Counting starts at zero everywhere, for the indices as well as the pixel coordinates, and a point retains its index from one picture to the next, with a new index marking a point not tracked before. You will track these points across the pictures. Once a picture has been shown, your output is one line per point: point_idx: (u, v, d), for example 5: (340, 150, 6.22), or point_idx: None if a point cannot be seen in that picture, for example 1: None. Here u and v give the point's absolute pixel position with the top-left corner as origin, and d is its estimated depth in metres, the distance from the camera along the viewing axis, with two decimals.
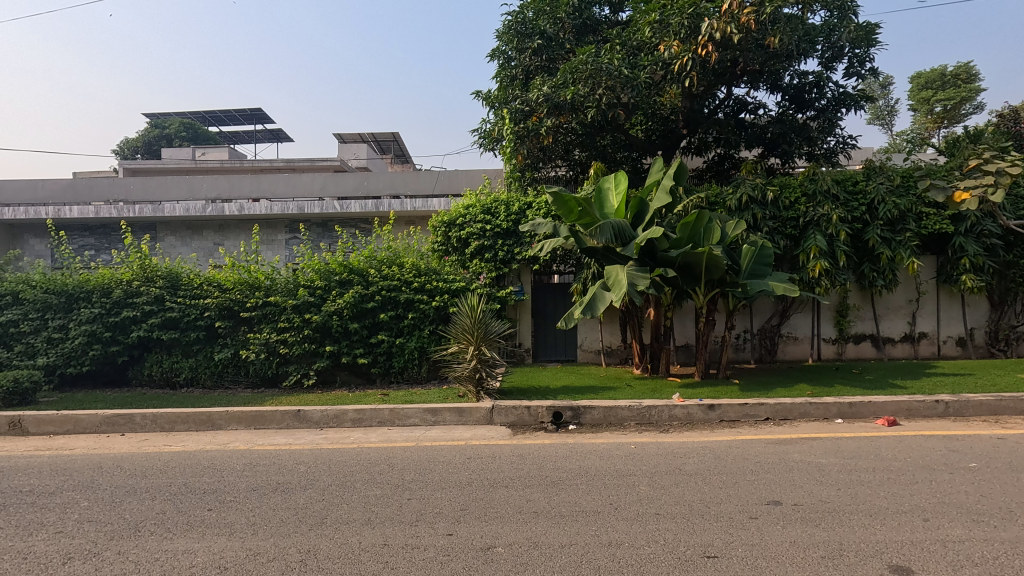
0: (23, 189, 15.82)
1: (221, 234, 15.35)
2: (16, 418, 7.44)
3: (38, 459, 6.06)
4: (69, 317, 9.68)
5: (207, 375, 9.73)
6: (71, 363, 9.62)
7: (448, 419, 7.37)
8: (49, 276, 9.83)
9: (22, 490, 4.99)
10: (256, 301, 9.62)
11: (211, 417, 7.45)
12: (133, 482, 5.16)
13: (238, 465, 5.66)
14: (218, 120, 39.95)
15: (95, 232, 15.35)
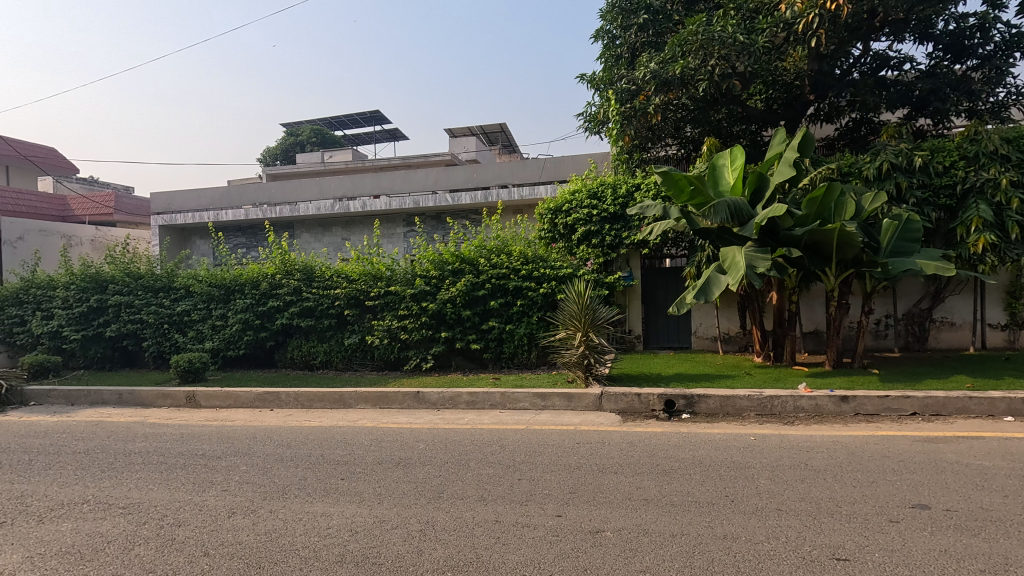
0: (190, 197, 18.36)
1: (347, 229, 16.72)
2: (191, 393, 8.76)
3: (208, 428, 7.10)
4: (228, 306, 11.14)
5: (339, 358, 10.71)
6: (230, 346, 11.07)
7: (558, 404, 7.45)
8: (212, 272, 11.38)
9: (197, 453, 5.89)
10: (378, 291, 10.39)
11: (342, 397, 8.21)
12: (280, 451, 5.86)
13: (366, 441, 6.21)
14: (342, 123, 43.29)
15: (245, 232, 17.42)
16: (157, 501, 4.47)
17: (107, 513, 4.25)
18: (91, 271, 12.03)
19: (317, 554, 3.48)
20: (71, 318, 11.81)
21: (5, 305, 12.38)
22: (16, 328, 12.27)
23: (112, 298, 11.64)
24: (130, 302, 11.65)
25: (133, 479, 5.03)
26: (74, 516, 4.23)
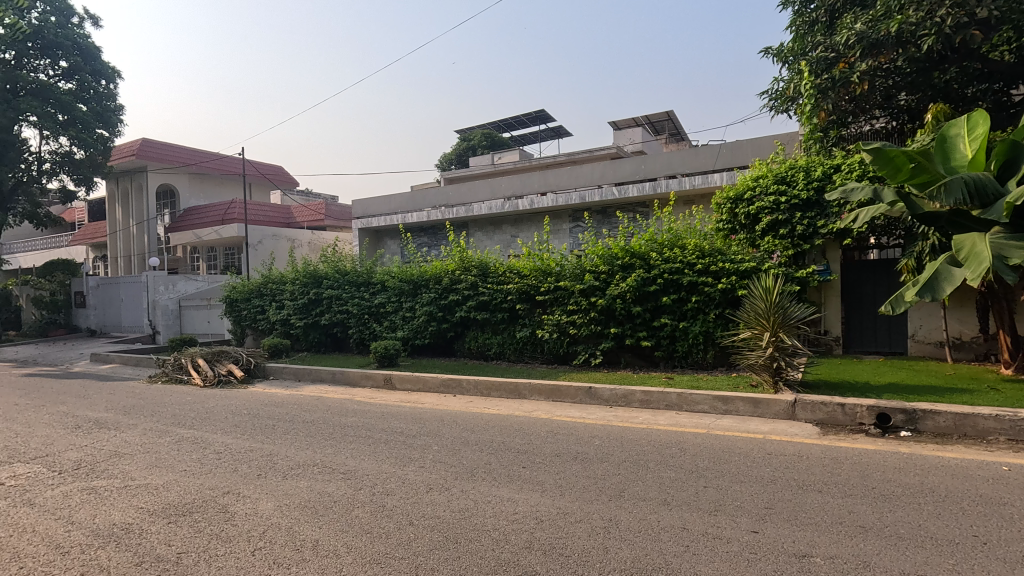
0: (383, 202, 20.67)
1: (517, 227, 17.42)
2: (388, 376, 9.87)
3: (403, 408, 7.93)
4: (415, 299, 12.33)
5: (511, 350, 11.21)
6: (417, 335, 12.25)
7: (742, 409, 6.89)
8: (402, 268, 12.67)
9: (397, 430, 6.60)
10: (549, 286, 10.62)
11: (517, 387, 8.56)
12: (465, 435, 6.30)
13: (543, 432, 6.38)
14: (509, 126, 45.21)
15: (427, 232, 19.10)
16: (369, 470, 5.10)
17: (332, 476, 4.96)
18: (311, 269, 14.28)
19: (507, 537, 3.65)
20: (297, 308, 14.11)
21: (251, 297, 15.24)
22: (259, 316, 15.01)
23: (326, 291, 13.64)
24: (340, 295, 13.51)
25: (349, 449, 5.81)
26: (308, 475, 5.02)
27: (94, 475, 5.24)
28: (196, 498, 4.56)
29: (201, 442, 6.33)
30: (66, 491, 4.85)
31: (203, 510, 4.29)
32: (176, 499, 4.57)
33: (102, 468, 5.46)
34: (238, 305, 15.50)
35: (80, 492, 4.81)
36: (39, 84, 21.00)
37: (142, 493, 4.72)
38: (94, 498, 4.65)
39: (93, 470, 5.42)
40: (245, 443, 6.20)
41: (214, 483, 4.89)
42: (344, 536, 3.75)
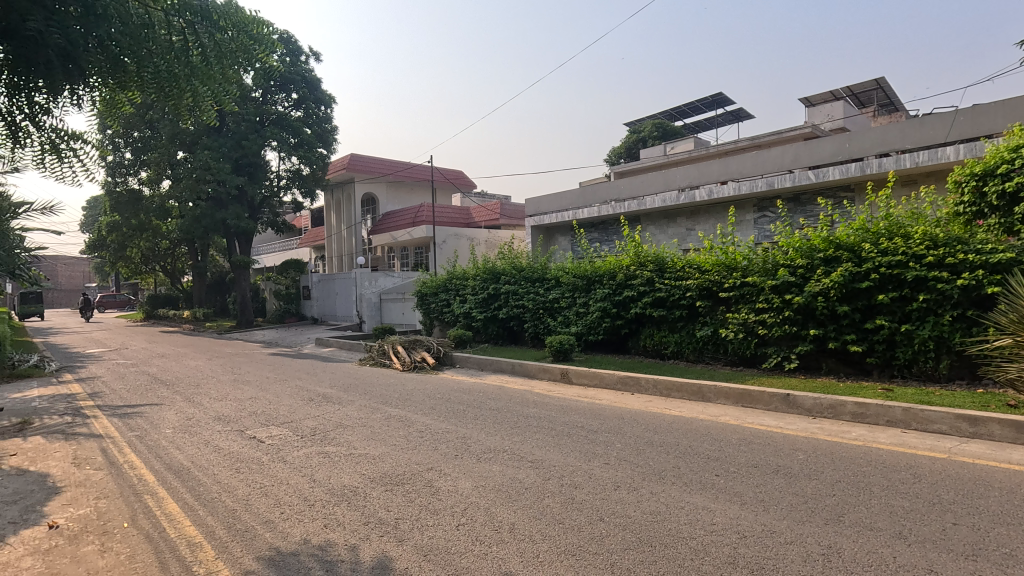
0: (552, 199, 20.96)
1: (693, 219, 16.51)
2: (564, 370, 10.04)
3: (582, 404, 7.98)
4: (589, 295, 12.32)
5: (690, 349, 10.63)
6: (591, 331, 12.23)
7: (998, 433, 5.59)
8: (576, 264, 12.77)
9: (577, 424, 6.66)
10: (734, 282, 9.80)
11: (701, 389, 8.06)
12: (648, 435, 6.11)
13: (734, 439, 5.91)
14: (682, 113, 42.96)
15: (598, 228, 18.97)
16: (555, 462, 5.20)
17: (521, 464, 5.17)
18: (490, 265, 15.17)
19: (707, 549, 3.43)
20: (478, 302, 15.09)
21: (439, 291, 16.68)
22: (445, 309, 16.38)
23: (504, 286, 14.35)
24: (516, 291, 14.12)
25: (534, 439, 6.01)
26: (499, 460, 5.30)
27: (326, 442, 6.17)
28: (406, 471, 5.10)
29: (405, 421, 7.08)
30: (307, 453, 5.78)
31: (413, 483, 4.77)
32: (390, 469, 5.16)
33: (332, 437, 6.41)
34: (428, 299, 17.04)
35: (318, 455, 5.70)
36: (279, 115, 25.48)
37: (363, 461, 5.42)
38: (328, 461, 5.47)
39: (326, 437, 6.39)
40: (441, 425, 6.78)
41: (419, 459, 5.42)
42: (538, 524, 3.86)
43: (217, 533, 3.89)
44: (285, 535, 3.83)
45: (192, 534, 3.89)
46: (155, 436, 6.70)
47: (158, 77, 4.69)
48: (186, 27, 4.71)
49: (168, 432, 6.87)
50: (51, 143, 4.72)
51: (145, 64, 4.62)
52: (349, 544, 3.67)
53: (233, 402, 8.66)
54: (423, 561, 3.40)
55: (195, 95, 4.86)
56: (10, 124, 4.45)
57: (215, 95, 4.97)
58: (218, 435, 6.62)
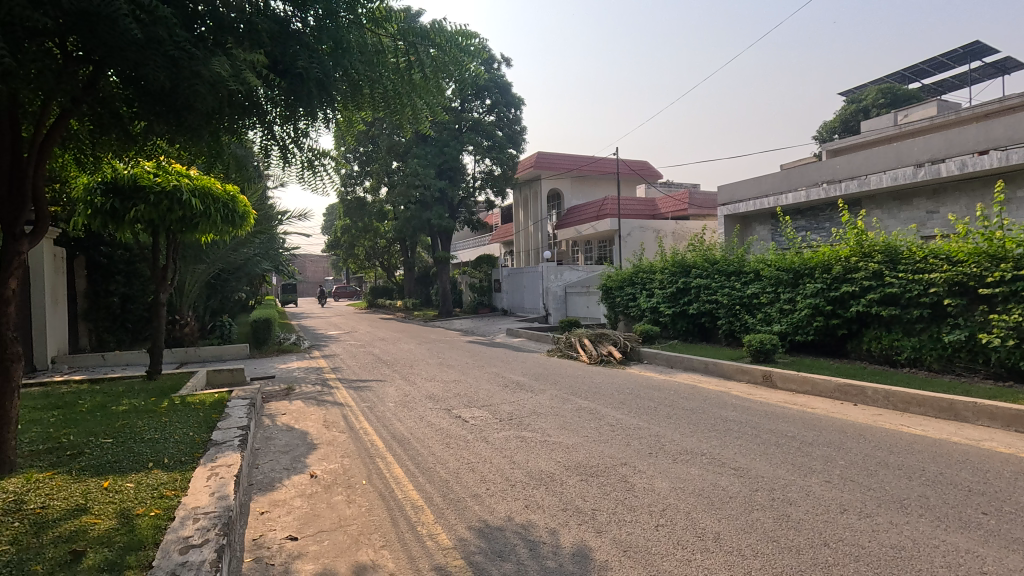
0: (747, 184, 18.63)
1: (935, 200, 13.74)
2: (768, 372, 9.12)
3: (790, 411, 7.16)
4: (796, 291, 10.96)
5: (932, 356, 8.72)
6: (798, 331, 10.87)
7: None
8: (780, 256, 11.48)
9: (787, 433, 5.98)
10: (1002, 276, 7.80)
11: (953, 406, 6.63)
12: (879, 454, 5.22)
13: (1007, 470, 4.73)
14: (919, 72, 35.86)
15: (806, 215, 16.78)
16: (764, 472, 4.74)
17: (723, 470, 4.82)
18: (679, 258, 14.48)
19: None
20: (666, 297, 14.49)
21: (624, 285, 16.42)
22: (630, 303, 16.04)
23: (695, 280, 13.56)
24: (709, 285, 13.23)
25: (736, 445, 5.56)
26: (697, 464, 5.01)
27: (523, 427, 6.50)
28: (600, 463, 5.12)
29: (596, 413, 7.12)
30: (506, 435, 6.16)
31: (607, 476, 4.77)
32: (584, 460, 5.23)
33: (527, 422, 6.73)
34: (613, 293, 16.89)
35: (515, 438, 6.03)
36: (474, 121, 27.62)
37: (558, 449, 5.58)
38: (525, 446, 5.75)
39: (522, 422, 6.74)
40: (633, 421, 6.67)
41: (614, 453, 5.39)
42: (747, 538, 3.55)
43: (434, 500, 4.36)
44: (491, 510, 4.12)
45: (414, 497, 4.42)
46: (381, 408, 7.78)
47: (387, 95, 5.39)
48: (407, 48, 5.36)
49: (391, 406, 7.92)
50: (308, 160, 5.71)
51: (376, 85, 5.32)
52: (550, 528, 3.79)
53: (440, 383, 9.64)
54: (624, 557, 3.36)
55: (415, 108, 5.53)
56: (283, 147, 5.47)
57: (430, 108, 5.63)
58: (430, 412, 7.42)
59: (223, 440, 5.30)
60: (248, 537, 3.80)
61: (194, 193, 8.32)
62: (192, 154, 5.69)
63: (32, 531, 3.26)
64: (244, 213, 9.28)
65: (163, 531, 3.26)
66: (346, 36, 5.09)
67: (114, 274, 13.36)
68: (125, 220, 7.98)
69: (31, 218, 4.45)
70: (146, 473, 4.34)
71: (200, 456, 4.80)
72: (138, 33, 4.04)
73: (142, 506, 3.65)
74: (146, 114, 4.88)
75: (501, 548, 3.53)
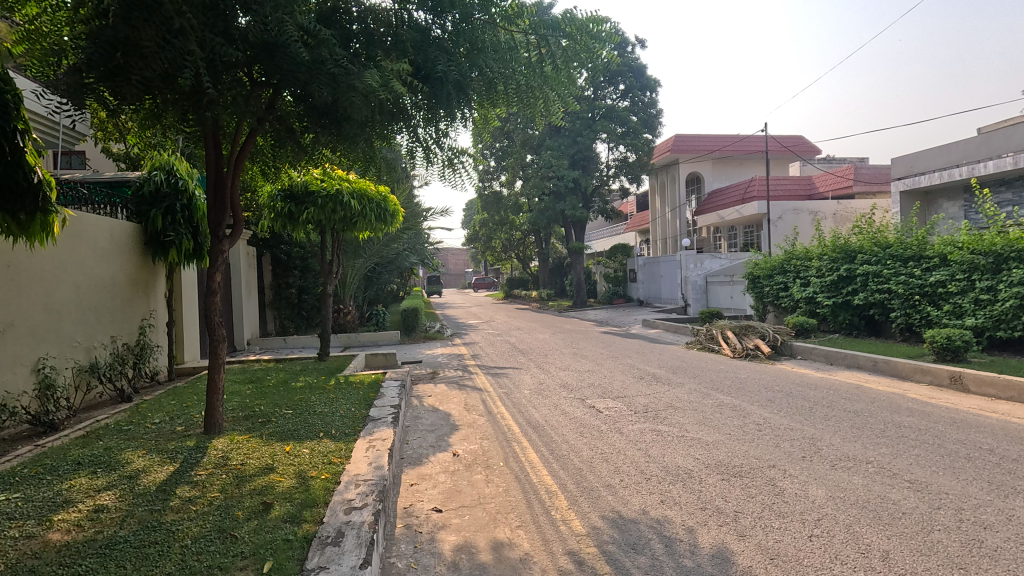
0: (929, 151, 15.73)
1: None
2: (957, 374, 7.79)
3: (987, 420, 6.05)
4: (998, 278, 9.12)
5: None
6: (1000, 325, 9.03)
7: None
8: (975, 237, 9.69)
9: (983, 446, 5.08)
10: None
11: None
12: None
13: None
14: None
15: (1014, 186, 13.91)
16: (948, 489, 4.08)
17: (895, 482, 4.24)
18: (841, 242, 12.92)
19: None
20: (824, 286, 13.02)
21: (774, 274, 15.03)
22: (781, 293, 14.67)
23: (862, 267, 11.98)
24: (879, 272, 11.62)
25: (911, 455, 4.86)
26: (862, 473, 4.47)
27: (659, 421, 6.31)
28: (744, 464, 4.79)
29: (740, 410, 6.67)
30: (642, 428, 6.03)
31: (753, 478, 4.45)
32: (726, 459, 4.94)
33: (663, 416, 6.53)
34: (760, 282, 15.56)
35: (651, 432, 5.88)
36: (608, 108, 27.13)
37: (698, 446, 5.33)
38: (662, 439, 5.58)
39: (658, 416, 6.56)
40: (783, 420, 6.14)
41: (760, 454, 5.02)
42: (925, 561, 3.09)
43: (568, 487, 4.43)
44: (626, 502, 4.07)
45: (549, 482, 4.53)
46: (518, 395, 8.06)
47: (519, 90, 5.47)
48: (539, 41, 5.40)
49: (527, 393, 8.17)
50: (448, 158, 6.07)
51: (510, 82, 5.44)
52: (688, 526, 3.66)
53: (574, 373, 9.72)
54: (770, 565, 3.13)
55: (547, 101, 5.54)
56: (427, 147, 5.87)
57: (563, 99, 5.62)
58: (564, 401, 7.52)
59: (379, 417, 5.89)
60: (400, 505, 4.20)
61: (353, 195, 9.28)
62: (351, 160, 6.36)
63: (236, 483, 3.93)
64: (394, 212, 10.12)
65: (332, 493, 3.73)
66: (481, 36, 5.31)
67: (292, 268, 15.41)
68: (299, 222, 9.14)
69: (230, 222, 5.30)
70: (318, 441, 4.99)
71: (360, 430, 5.39)
72: (306, 55, 4.61)
73: (315, 470, 4.21)
74: (314, 127, 5.58)
75: (636, 540, 3.48)
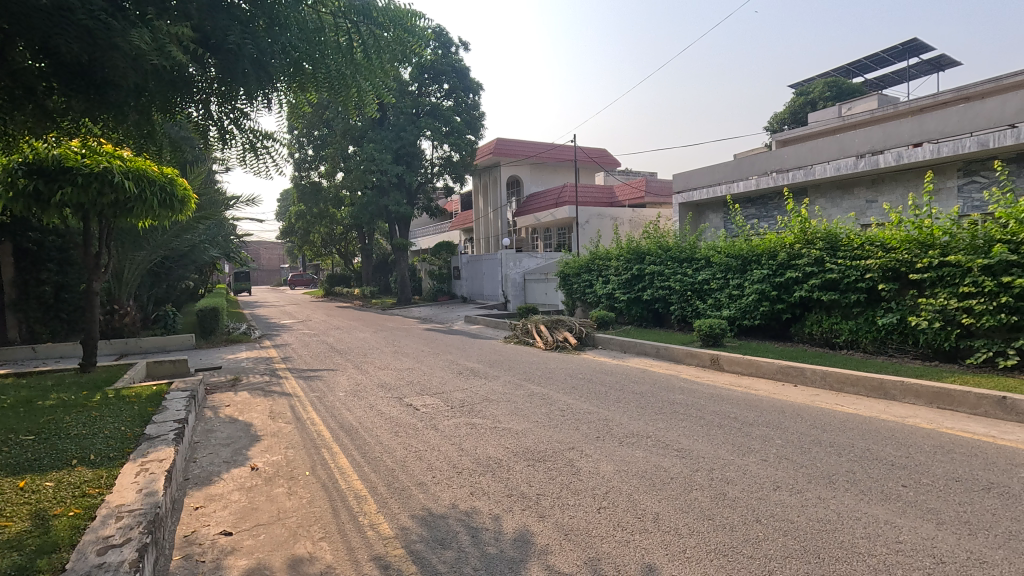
0: (699, 170, 18.73)
1: (875, 189, 14.17)
2: (715, 356, 9.40)
3: (734, 392, 7.41)
4: (744, 277, 11.18)
5: (868, 339, 8.97)
6: (746, 315, 11.12)
7: None
8: (729, 243, 11.72)
9: (731, 415, 6.17)
10: (929, 262, 8.00)
11: (883, 384, 6.93)
12: (813, 433, 5.42)
13: (927, 445, 4.97)
14: (863, 67, 37.40)
15: (756, 203, 17.19)
16: (704, 453, 4.88)
17: (667, 452, 4.93)
18: (633, 245, 14.70)
19: (890, 570, 2.92)
20: (621, 284, 14.71)
21: (581, 272, 16.52)
22: (587, 289, 16.23)
23: (649, 267, 13.78)
24: (662, 272, 13.47)
25: (680, 427, 5.71)
26: (642, 446, 5.12)
27: (474, 414, 6.50)
28: (547, 448, 5.16)
29: (547, 398, 7.19)
30: (457, 422, 6.14)
31: (554, 460, 4.82)
32: (533, 445, 5.27)
33: (478, 409, 6.74)
34: (570, 279, 17.05)
35: (466, 425, 6.02)
36: (432, 106, 27.17)
37: (508, 435, 5.61)
38: (475, 432, 5.75)
39: (473, 408, 6.75)
40: (583, 405, 6.76)
41: (562, 438, 5.45)
42: (684, 517, 3.64)
43: (378, 489, 4.30)
44: (436, 498, 4.09)
45: (358, 487, 4.35)
46: (331, 398, 7.62)
47: (329, 77, 5.14)
48: (348, 25, 5.10)
49: (342, 395, 7.79)
50: (251, 142, 5.48)
51: (320, 65, 5.10)
52: (493, 514, 3.80)
53: (392, 372, 9.52)
54: (564, 541, 3.39)
55: (360, 91, 5.30)
56: (221, 128, 5.23)
57: (377, 89, 5.38)
58: (381, 400, 7.32)
59: (158, 434, 5.08)
60: (178, 534, 3.65)
61: (128, 175, 7.85)
62: (121, 134, 5.38)
63: None
64: (185, 198, 8.83)
65: (81, 532, 3.08)
66: (283, 12, 4.84)
67: (45, 261, 12.55)
68: (51, 204, 7.45)
69: None
70: (69, 471, 4.11)
71: (131, 451, 4.58)
72: None
73: (60, 506, 3.46)
74: (63, 89, 4.57)
75: (443, 535, 3.51)
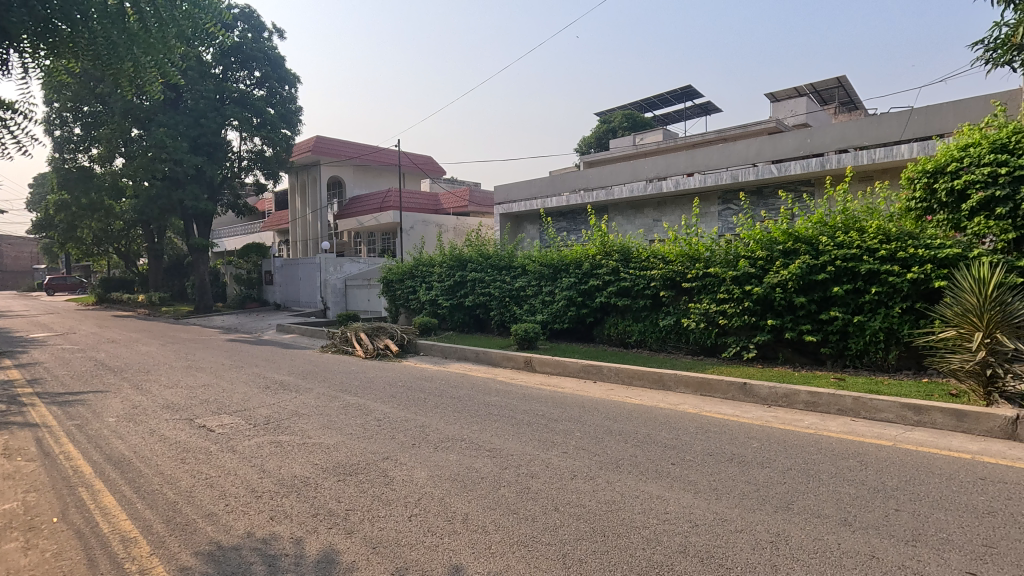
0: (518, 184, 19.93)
1: (659, 210, 16.44)
2: (529, 358, 10.03)
3: (543, 392, 7.97)
4: (555, 284, 12.11)
5: (653, 338, 10.40)
6: (556, 319, 12.07)
7: (939, 421, 5.70)
8: (543, 252, 12.58)
9: (540, 413, 6.63)
10: (696, 273, 9.52)
11: (662, 378, 8.07)
12: (607, 424, 6.07)
13: (692, 427, 5.92)
14: (652, 104, 43.31)
15: (567, 217, 18.80)
16: (513, 451, 5.16)
17: (479, 453, 5.10)
18: (456, 252, 14.98)
19: (659, 537, 3.40)
20: (444, 290, 14.89)
21: (405, 278, 16.36)
22: (410, 295, 16.13)
23: (471, 274, 14.18)
24: (482, 279, 13.96)
25: (493, 428, 5.96)
26: (456, 450, 5.22)
27: (280, 430, 5.99)
28: (359, 461, 4.97)
29: (364, 408, 6.94)
30: (260, 442, 5.59)
31: (367, 472, 4.66)
32: (345, 459, 5.03)
33: (286, 425, 6.23)
34: (393, 285, 16.77)
35: (270, 444, 5.51)
36: (240, 94, 24.59)
37: (318, 450, 5.28)
38: (280, 451, 5.30)
39: (280, 425, 6.22)
40: (400, 413, 6.67)
41: (376, 449, 5.30)
42: (492, 514, 3.80)
43: (154, 527, 3.71)
44: (228, 529, 3.67)
45: (127, 529, 3.70)
46: (96, 426, 6.36)
47: None
48: None
49: (112, 421, 6.57)
50: None
51: None
52: (295, 537, 3.54)
53: (183, 390, 8.33)
54: (372, 554, 3.30)
55: None
56: None
57: None
58: (165, 424, 6.33)
59: None
60: None
61: None
62: None
63: None
64: None
65: None
66: None
67: None
68: None
69: None
70: None
71: None
72: None
73: None
74: None
75: (233, 570, 3.16)
